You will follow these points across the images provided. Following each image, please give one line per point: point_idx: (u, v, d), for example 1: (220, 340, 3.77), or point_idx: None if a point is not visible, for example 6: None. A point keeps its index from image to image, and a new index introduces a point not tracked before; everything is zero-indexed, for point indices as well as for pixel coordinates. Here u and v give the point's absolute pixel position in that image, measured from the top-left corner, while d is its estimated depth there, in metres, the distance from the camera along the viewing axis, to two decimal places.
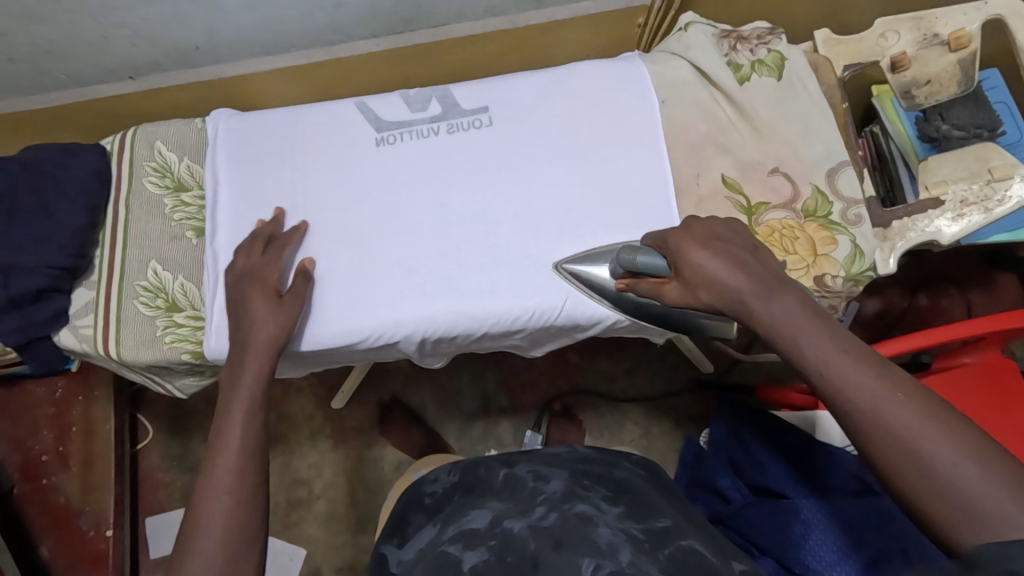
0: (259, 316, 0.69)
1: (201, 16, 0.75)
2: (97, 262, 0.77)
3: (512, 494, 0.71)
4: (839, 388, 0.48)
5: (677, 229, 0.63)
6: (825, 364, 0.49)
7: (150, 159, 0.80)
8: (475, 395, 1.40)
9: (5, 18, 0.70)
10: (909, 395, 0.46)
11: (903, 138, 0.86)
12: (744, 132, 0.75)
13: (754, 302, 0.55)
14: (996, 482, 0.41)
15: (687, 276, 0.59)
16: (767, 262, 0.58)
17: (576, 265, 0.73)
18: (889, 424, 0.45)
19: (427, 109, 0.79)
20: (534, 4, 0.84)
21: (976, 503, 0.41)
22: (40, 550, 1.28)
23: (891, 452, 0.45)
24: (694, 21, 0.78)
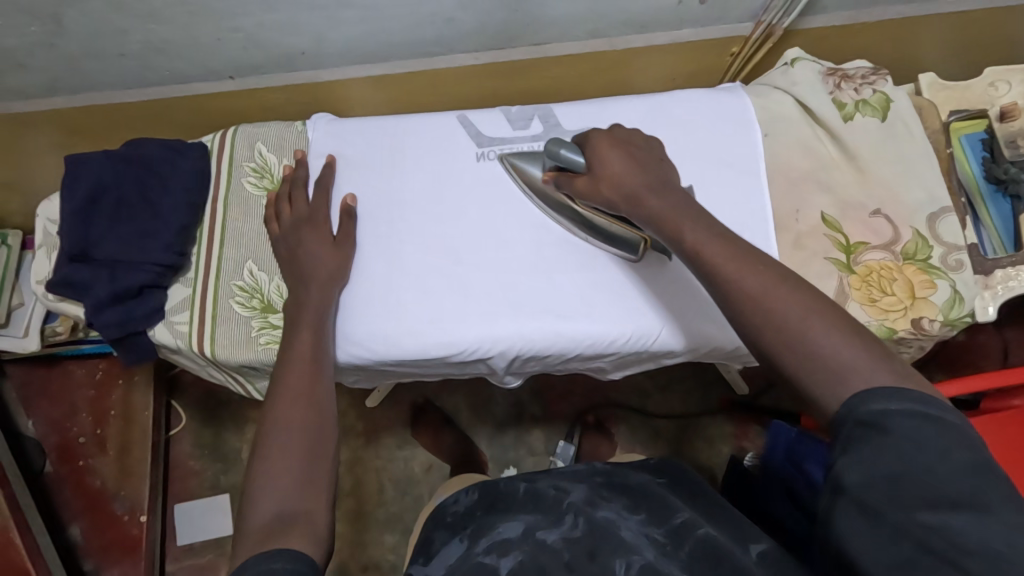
0: (320, 255, 0.73)
1: (315, 24, 0.76)
2: (194, 260, 0.78)
3: (538, 505, 0.72)
4: (708, 258, 0.54)
5: (601, 131, 0.69)
6: (697, 244, 0.56)
7: (250, 159, 0.81)
8: (508, 401, 1.41)
9: (128, 17, 0.71)
10: (768, 267, 0.52)
11: (971, 180, 0.81)
12: (846, 171, 0.76)
13: (645, 195, 0.62)
14: (834, 340, 0.47)
15: (597, 175, 0.66)
16: (667, 171, 0.65)
17: (516, 160, 0.78)
18: (754, 290, 0.51)
19: (529, 127, 0.81)
20: (635, 30, 0.85)
21: (824, 357, 0.46)
22: (71, 530, 1.33)
23: (768, 330, 0.49)
24: (801, 57, 0.78)
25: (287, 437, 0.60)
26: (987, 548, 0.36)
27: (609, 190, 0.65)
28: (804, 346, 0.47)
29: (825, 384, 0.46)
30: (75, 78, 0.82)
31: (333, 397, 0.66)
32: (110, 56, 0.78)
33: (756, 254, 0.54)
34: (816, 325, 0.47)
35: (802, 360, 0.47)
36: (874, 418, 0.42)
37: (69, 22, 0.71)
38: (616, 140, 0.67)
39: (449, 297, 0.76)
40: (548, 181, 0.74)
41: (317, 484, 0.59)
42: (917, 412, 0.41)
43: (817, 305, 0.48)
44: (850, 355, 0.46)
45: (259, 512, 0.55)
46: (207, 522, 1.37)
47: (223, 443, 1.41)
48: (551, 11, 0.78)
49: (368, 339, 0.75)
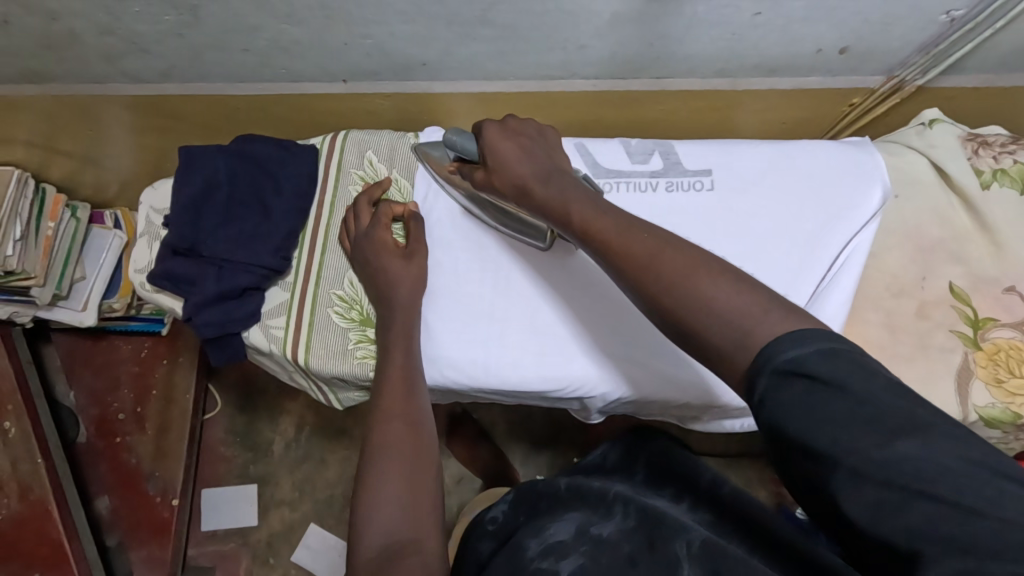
0: (399, 276, 0.71)
1: (446, 37, 0.74)
2: (295, 265, 0.76)
3: (582, 497, 0.71)
4: (601, 235, 0.57)
5: (493, 121, 0.71)
6: (584, 222, 0.58)
7: (359, 167, 0.79)
8: (546, 420, 1.39)
9: (264, 15, 0.70)
10: (651, 234, 0.54)
11: None
12: (981, 244, 0.73)
13: (534, 183, 0.64)
14: (720, 290, 0.48)
15: (493, 165, 0.68)
16: (558, 162, 0.68)
17: (428, 148, 0.78)
18: (640, 257, 0.53)
19: (648, 163, 0.78)
20: (761, 73, 0.82)
21: (709, 305, 0.48)
22: (98, 503, 1.30)
23: (647, 288, 0.52)
24: (939, 118, 0.75)
25: (388, 458, 0.62)
26: (942, 467, 0.38)
27: (501, 177, 0.67)
28: (696, 302, 0.48)
29: (729, 343, 0.46)
30: (189, 67, 0.81)
31: (429, 415, 0.67)
32: (234, 51, 0.77)
33: (638, 224, 0.57)
34: (704, 281, 0.49)
35: (692, 311, 0.48)
36: (795, 369, 0.42)
37: (205, 14, 0.70)
38: (509, 131, 0.69)
39: (534, 324, 0.74)
40: (452, 171, 0.76)
41: (420, 506, 0.60)
42: (831, 356, 0.42)
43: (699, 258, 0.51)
44: (742, 303, 0.47)
45: (369, 536, 0.58)
46: (232, 509, 1.38)
47: (257, 433, 1.42)
48: (687, 47, 0.76)
49: (474, 364, 0.73)
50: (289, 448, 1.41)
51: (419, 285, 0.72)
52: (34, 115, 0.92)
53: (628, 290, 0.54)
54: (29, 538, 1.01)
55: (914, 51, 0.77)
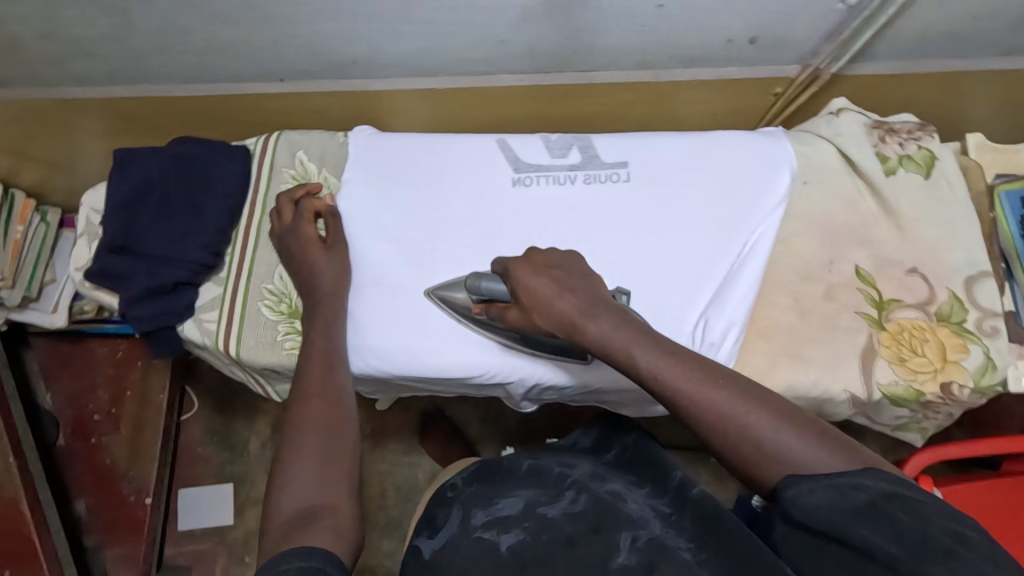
0: (319, 267, 0.74)
1: (369, 35, 0.77)
2: (228, 260, 0.79)
3: (537, 479, 0.66)
4: (668, 384, 0.54)
5: (519, 259, 0.67)
6: (653, 370, 0.55)
7: (290, 166, 0.82)
8: (517, 419, 1.41)
9: (193, 15, 0.73)
10: (701, 369, 0.55)
11: (1011, 242, 0.74)
12: (886, 228, 0.75)
13: (585, 323, 0.59)
14: (788, 434, 0.51)
15: (529, 302, 0.64)
16: (598, 287, 0.64)
17: (445, 291, 0.76)
18: (706, 405, 0.53)
19: (566, 157, 0.81)
20: (682, 64, 0.84)
21: (807, 470, 0.49)
22: (77, 504, 1.34)
23: (748, 455, 0.51)
24: (847, 107, 0.78)
25: (303, 433, 0.62)
26: None
27: (543, 316, 0.62)
28: (797, 468, 0.49)
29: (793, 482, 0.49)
30: (131, 70, 0.84)
31: (348, 394, 0.67)
32: (171, 52, 0.80)
33: (714, 371, 0.55)
34: (793, 442, 0.50)
35: (779, 477, 0.50)
36: (807, 512, 0.48)
37: (137, 16, 0.73)
38: (540, 265, 0.65)
39: (462, 316, 0.76)
40: (479, 313, 0.73)
41: (334, 474, 0.60)
42: (843, 480, 0.47)
43: (783, 414, 0.52)
44: (807, 450, 0.50)
45: (282, 503, 0.57)
46: (209, 509, 1.41)
47: (234, 433, 1.45)
48: (604, 41, 0.78)
49: (396, 355, 0.75)
50: (264, 447, 1.44)
51: (344, 278, 0.75)
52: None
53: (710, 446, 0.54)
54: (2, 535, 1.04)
55: (821, 39, 0.79)
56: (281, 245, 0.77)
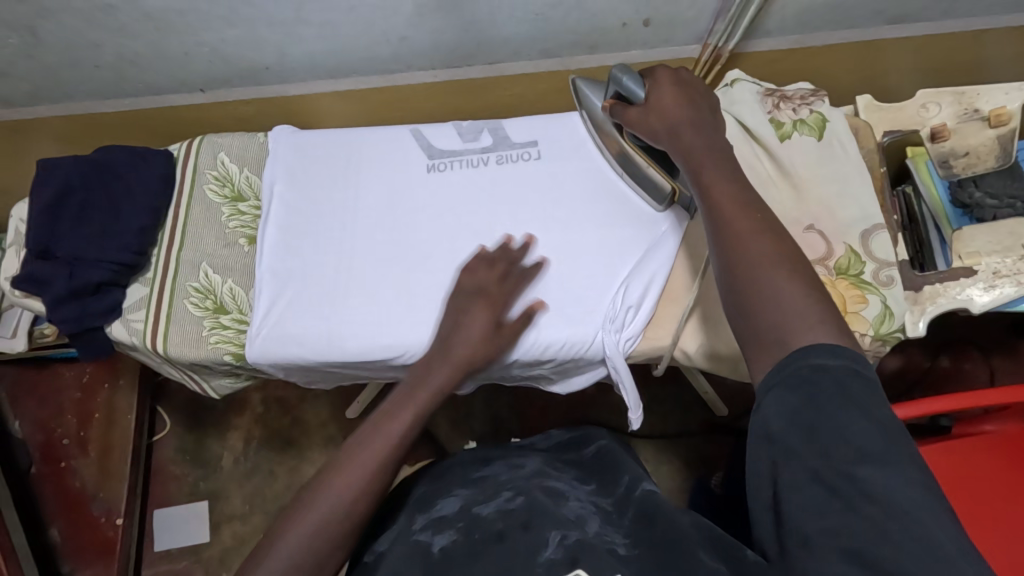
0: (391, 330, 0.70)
1: (276, 41, 0.81)
2: (154, 260, 0.82)
3: (479, 481, 0.68)
4: (716, 194, 0.59)
5: (667, 68, 0.70)
6: (712, 180, 0.60)
7: (213, 168, 0.85)
8: (487, 418, 1.42)
9: (99, 29, 0.77)
10: (763, 215, 0.58)
11: (937, 202, 0.83)
12: (783, 189, 0.78)
13: (684, 129, 0.64)
14: (794, 290, 0.53)
15: (649, 104, 0.68)
16: (718, 115, 0.67)
17: (584, 84, 0.79)
18: (736, 225, 0.57)
19: (478, 140, 0.84)
20: (585, 50, 0.88)
21: (780, 301, 0.52)
22: (50, 531, 1.33)
23: (739, 267, 0.55)
24: (739, 78, 0.82)
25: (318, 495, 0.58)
26: (892, 500, 0.42)
27: (654, 118, 0.67)
28: (768, 294, 0.53)
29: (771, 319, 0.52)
30: (54, 88, 0.88)
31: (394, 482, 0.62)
32: (86, 68, 0.84)
33: (759, 203, 0.59)
34: (782, 275, 0.53)
35: (748, 291, 0.54)
36: (806, 374, 0.47)
37: (45, 33, 0.77)
38: (680, 79, 0.68)
39: (384, 300, 0.78)
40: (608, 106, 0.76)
41: (327, 550, 0.57)
42: (811, 364, 0.47)
43: (785, 261, 0.54)
44: (803, 310, 0.51)
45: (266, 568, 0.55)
46: (183, 527, 1.39)
47: (206, 450, 1.44)
48: (502, 32, 0.82)
49: (316, 342, 0.77)
50: (236, 462, 1.43)
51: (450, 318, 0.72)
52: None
53: (712, 248, 0.58)
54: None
55: (713, 17, 0.83)
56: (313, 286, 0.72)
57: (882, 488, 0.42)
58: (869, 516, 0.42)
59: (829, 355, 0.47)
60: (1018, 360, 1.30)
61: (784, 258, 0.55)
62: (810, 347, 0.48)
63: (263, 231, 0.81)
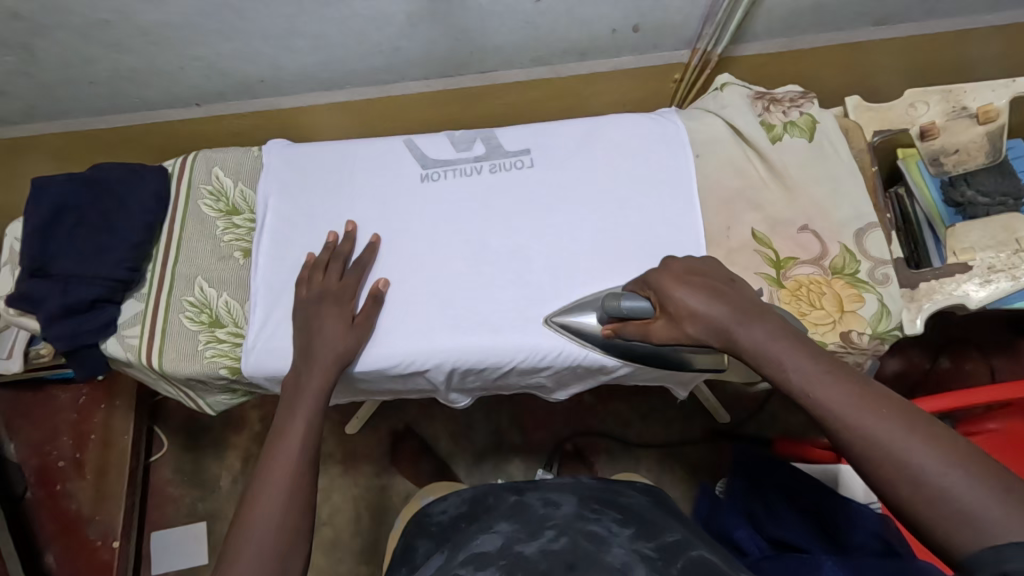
0: (328, 335, 0.72)
1: (269, 54, 0.82)
2: (149, 276, 0.82)
3: (523, 517, 0.71)
4: (823, 403, 0.49)
5: (657, 269, 0.65)
6: (808, 382, 0.51)
7: (208, 182, 0.85)
8: (487, 430, 1.41)
9: (95, 46, 0.78)
10: (890, 408, 0.48)
11: (931, 204, 0.85)
12: (775, 188, 0.78)
13: (738, 330, 0.56)
14: (964, 481, 0.43)
15: (674, 314, 0.60)
16: (745, 293, 0.60)
17: (565, 317, 0.75)
18: (870, 434, 0.47)
19: (472, 150, 0.84)
20: (575, 57, 0.89)
21: (961, 508, 0.42)
22: (45, 557, 1.30)
23: (907, 490, 0.44)
24: (730, 82, 0.82)
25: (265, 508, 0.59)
26: None
27: (693, 326, 0.59)
28: (953, 509, 0.42)
29: (955, 529, 0.42)
30: (50, 105, 0.88)
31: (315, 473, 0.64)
32: (82, 84, 0.84)
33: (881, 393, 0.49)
34: (960, 479, 0.43)
35: (930, 508, 0.43)
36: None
37: (40, 52, 0.78)
38: (683, 275, 0.62)
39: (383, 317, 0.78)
40: (611, 333, 0.70)
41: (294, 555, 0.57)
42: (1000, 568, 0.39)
43: (940, 448, 0.45)
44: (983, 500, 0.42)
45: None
46: (181, 550, 1.37)
47: (203, 470, 1.43)
48: (493, 40, 0.83)
49: None
50: (234, 482, 1.42)
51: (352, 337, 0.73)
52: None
53: (860, 470, 0.48)
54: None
55: (701, 21, 0.84)
56: (303, 305, 0.75)
57: None
58: None
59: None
60: (1017, 358, 1.29)
61: (939, 444, 0.45)
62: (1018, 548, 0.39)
63: (256, 246, 0.81)
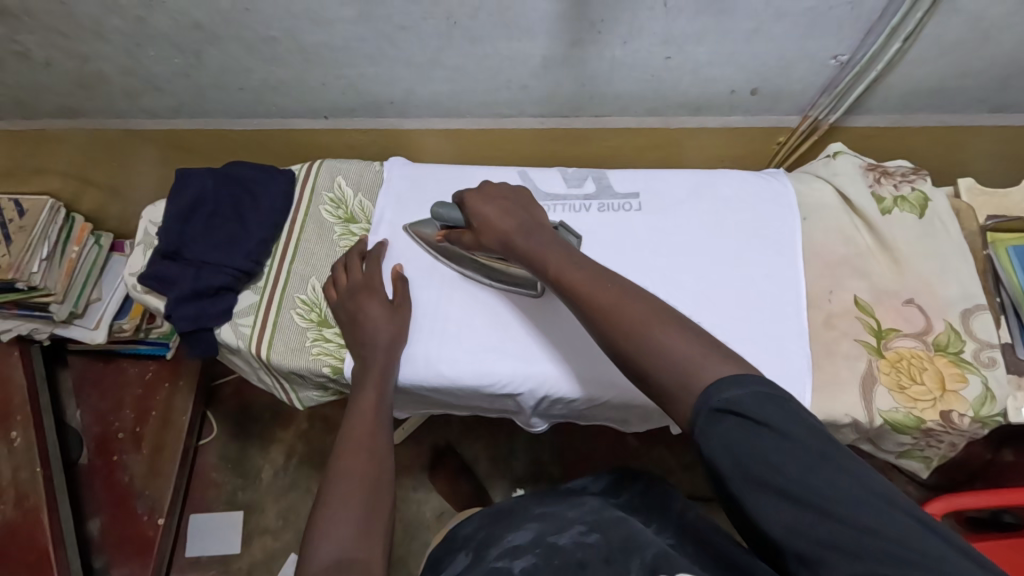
0: (376, 319, 0.77)
1: (407, 80, 0.88)
2: (266, 270, 0.86)
3: (549, 516, 0.69)
4: (570, 287, 0.62)
5: (474, 188, 0.76)
6: (561, 274, 0.63)
7: (329, 190, 0.91)
8: (531, 459, 1.41)
9: (256, 58, 0.85)
10: (617, 287, 0.60)
11: (1018, 289, 0.77)
12: (882, 261, 0.79)
13: (517, 238, 0.69)
14: (668, 337, 0.54)
15: (477, 226, 0.74)
16: (537, 215, 0.73)
17: (417, 228, 0.86)
18: (599, 304, 0.59)
19: (582, 187, 0.88)
20: (688, 111, 0.93)
21: (665, 354, 0.53)
22: (91, 524, 1.34)
23: (623, 340, 0.56)
24: (842, 151, 0.85)
25: (346, 491, 0.63)
26: (841, 492, 0.44)
27: (489, 234, 0.72)
28: (654, 353, 0.54)
29: (670, 377, 0.52)
30: (194, 104, 0.96)
31: (390, 456, 0.69)
32: (232, 90, 0.92)
33: (611, 278, 0.62)
34: (657, 330, 0.55)
35: (647, 358, 0.54)
36: (730, 408, 0.48)
37: (206, 57, 0.85)
38: (489, 195, 0.75)
39: (454, 337, 0.81)
40: (441, 240, 0.83)
41: (374, 534, 0.61)
42: (717, 403, 0.48)
43: (655, 316, 0.56)
44: (683, 349, 0.53)
45: (319, 555, 0.58)
46: (217, 536, 1.39)
47: (250, 460, 1.46)
48: (614, 88, 0.88)
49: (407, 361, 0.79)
50: (277, 475, 1.45)
51: (400, 330, 0.78)
52: (79, 149, 1.09)
53: (598, 337, 0.59)
54: (19, 545, 1.14)
55: (819, 91, 0.87)
56: (345, 301, 0.80)
57: (828, 487, 0.44)
58: (804, 500, 0.44)
59: (740, 390, 0.48)
60: None
61: (654, 314, 0.57)
62: (719, 382, 0.49)
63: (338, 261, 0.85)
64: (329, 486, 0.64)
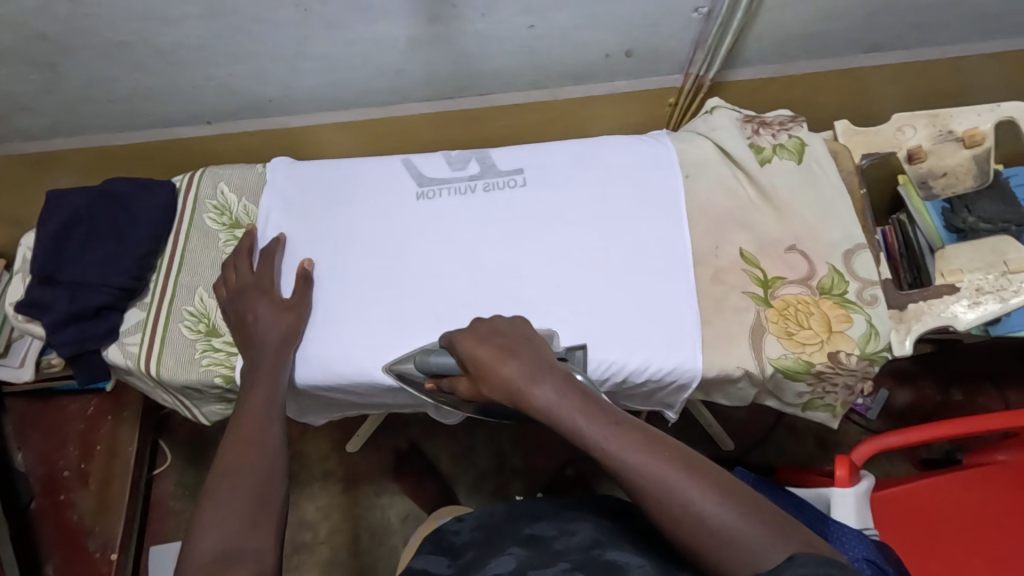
0: (266, 317, 0.75)
1: (277, 74, 0.85)
2: (152, 285, 0.84)
3: (533, 544, 0.62)
4: (618, 461, 0.49)
5: (463, 330, 0.64)
6: (604, 441, 0.50)
7: (213, 197, 0.88)
8: (490, 452, 1.38)
9: (116, 66, 0.82)
10: (670, 453, 0.49)
11: (931, 229, 0.85)
12: (764, 210, 0.79)
13: (527, 388, 0.54)
14: (738, 515, 0.46)
15: (474, 372, 0.59)
16: (538, 350, 0.59)
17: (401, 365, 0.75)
18: (656, 486, 0.47)
19: (466, 169, 0.86)
20: (572, 80, 0.92)
21: (743, 544, 0.44)
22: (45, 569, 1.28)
23: (688, 532, 0.46)
24: (719, 106, 0.85)
25: (232, 482, 0.59)
26: None
27: (489, 385, 0.57)
28: (728, 544, 0.45)
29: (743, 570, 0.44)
30: (70, 121, 0.93)
31: (281, 448, 0.65)
32: (102, 102, 0.89)
33: (657, 438, 0.51)
34: (721, 506, 0.46)
35: (716, 546, 0.45)
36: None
37: (64, 69, 0.82)
38: (484, 335, 0.62)
39: (348, 332, 0.79)
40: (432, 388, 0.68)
41: (263, 524, 0.57)
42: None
43: (724, 492, 0.47)
44: (755, 530, 0.45)
45: (197, 550, 0.53)
46: None
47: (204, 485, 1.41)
48: (490, 63, 0.86)
49: (309, 358, 0.78)
50: None
51: (294, 327, 0.76)
52: None
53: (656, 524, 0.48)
54: None
55: (692, 48, 0.87)
56: (233, 301, 0.77)
57: None
58: None
59: (831, 567, 0.40)
60: None
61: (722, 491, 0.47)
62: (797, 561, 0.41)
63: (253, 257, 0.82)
64: (214, 482, 0.59)
